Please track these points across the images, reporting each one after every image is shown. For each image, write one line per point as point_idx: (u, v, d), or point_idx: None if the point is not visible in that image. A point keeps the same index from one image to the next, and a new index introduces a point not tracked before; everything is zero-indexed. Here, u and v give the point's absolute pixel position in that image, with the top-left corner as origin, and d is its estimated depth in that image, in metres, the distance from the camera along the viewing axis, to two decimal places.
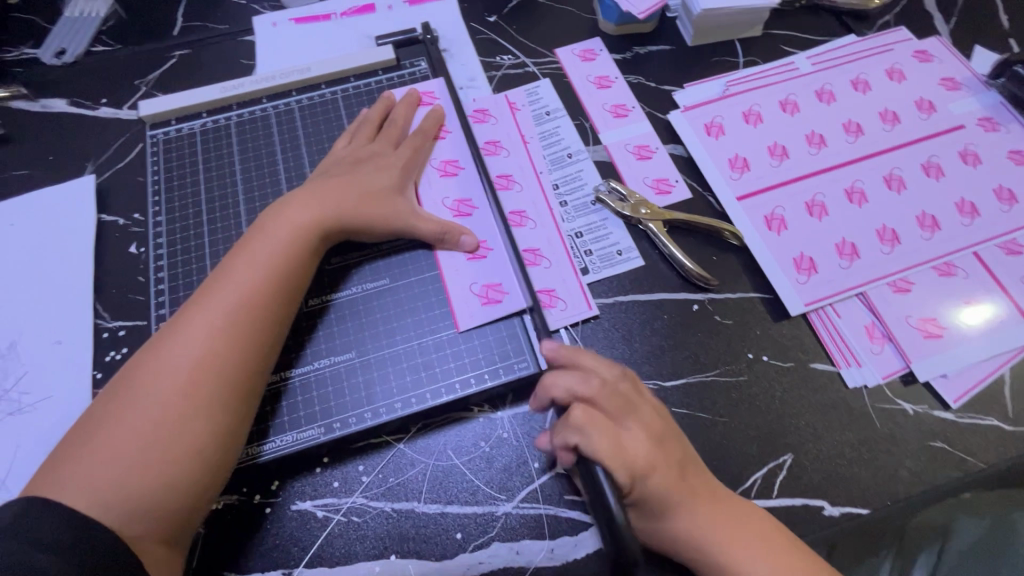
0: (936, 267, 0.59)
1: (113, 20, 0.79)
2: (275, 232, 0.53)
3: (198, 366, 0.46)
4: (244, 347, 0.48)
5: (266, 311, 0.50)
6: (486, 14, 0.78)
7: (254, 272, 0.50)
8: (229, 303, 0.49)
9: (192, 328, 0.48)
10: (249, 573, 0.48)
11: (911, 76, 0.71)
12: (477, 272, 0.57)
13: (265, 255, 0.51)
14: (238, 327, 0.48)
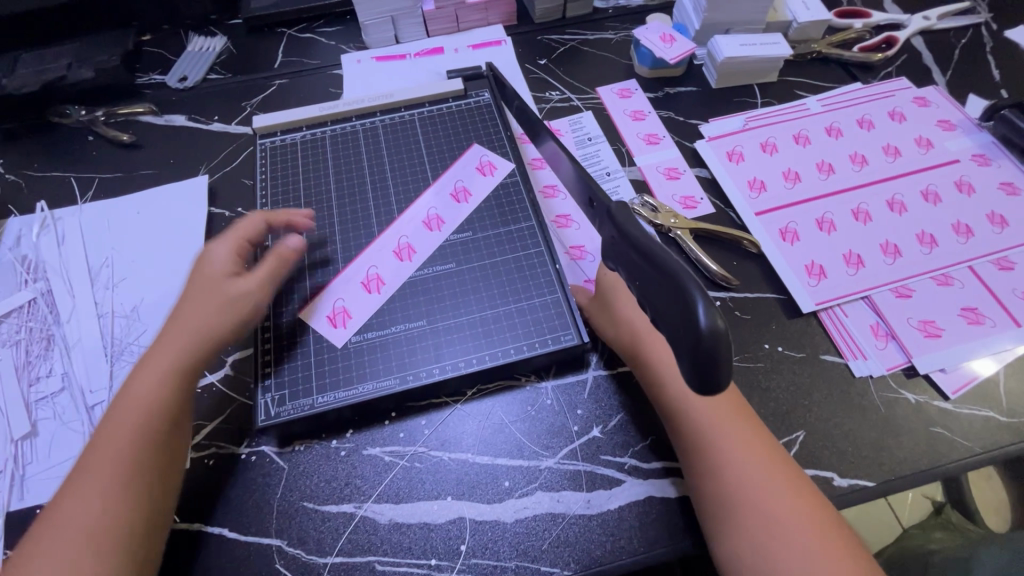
0: (935, 277, 0.67)
1: (225, 54, 0.94)
2: (156, 369, 0.54)
3: (93, 511, 0.48)
4: (141, 479, 0.50)
5: (154, 442, 0.51)
6: (538, 58, 0.92)
7: (137, 412, 0.52)
8: (118, 444, 0.50)
9: (84, 478, 0.49)
10: (323, 505, 0.56)
11: (911, 117, 0.81)
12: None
13: (145, 396, 0.53)
14: (130, 465, 0.50)
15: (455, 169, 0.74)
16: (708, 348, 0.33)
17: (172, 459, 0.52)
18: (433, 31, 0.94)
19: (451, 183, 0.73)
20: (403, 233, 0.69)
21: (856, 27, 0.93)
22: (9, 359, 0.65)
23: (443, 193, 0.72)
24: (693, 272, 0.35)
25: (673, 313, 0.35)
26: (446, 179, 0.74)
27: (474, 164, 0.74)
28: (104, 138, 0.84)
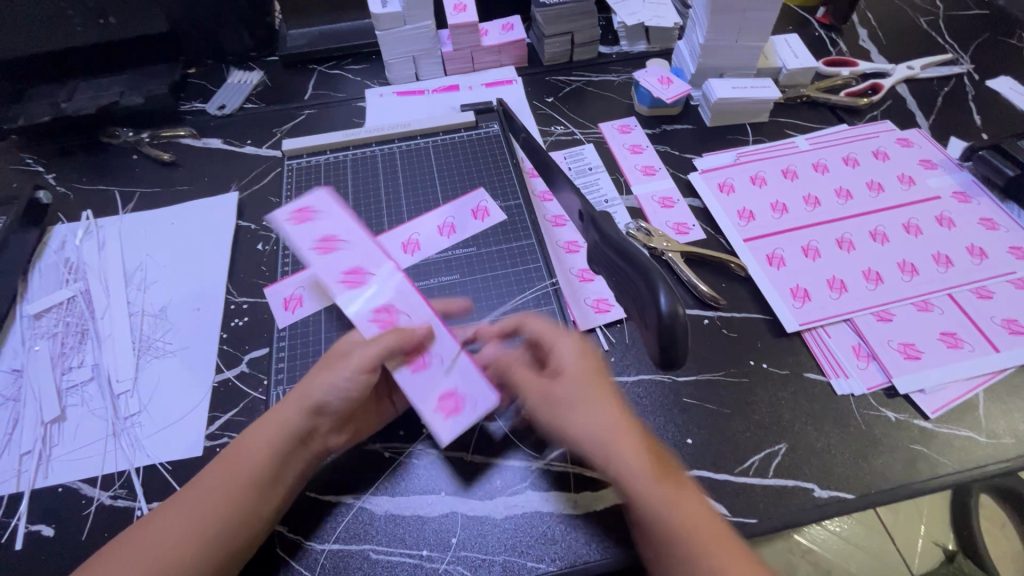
0: (915, 303, 0.70)
1: (261, 87, 1.03)
2: (272, 433, 0.55)
3: (177, 550, 0.49)
4: (219, 534, 0.50)
5: (251, 508, 0.52)
6: (545, 96, 1.00)
7: (246, 472, 0.53)
8: (217, 499, 0.52)
9: (180, 512, 0.51)
10: (324, 495, 0.59)
11: (894, 156, 0.86)
12: (411, 307, 0.62)
13: (255, 458, 0.54)
14: (221, 518, 0.51)
15: (304, 206, 0.67)
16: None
17: (259, 523, 0.52)
18: (450, 70, 1.03)
19: (312, 213, 0.67)
20: (379, 247, 0.75)
21: (843, 74, 1.00)
22: (46, 350, 0.70)
23: (318, 226, 0.66)
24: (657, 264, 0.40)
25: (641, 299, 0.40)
26: (303, 219, 0.67)
27: (314, 201, 0.68)
28: (147, 157, 0.92)
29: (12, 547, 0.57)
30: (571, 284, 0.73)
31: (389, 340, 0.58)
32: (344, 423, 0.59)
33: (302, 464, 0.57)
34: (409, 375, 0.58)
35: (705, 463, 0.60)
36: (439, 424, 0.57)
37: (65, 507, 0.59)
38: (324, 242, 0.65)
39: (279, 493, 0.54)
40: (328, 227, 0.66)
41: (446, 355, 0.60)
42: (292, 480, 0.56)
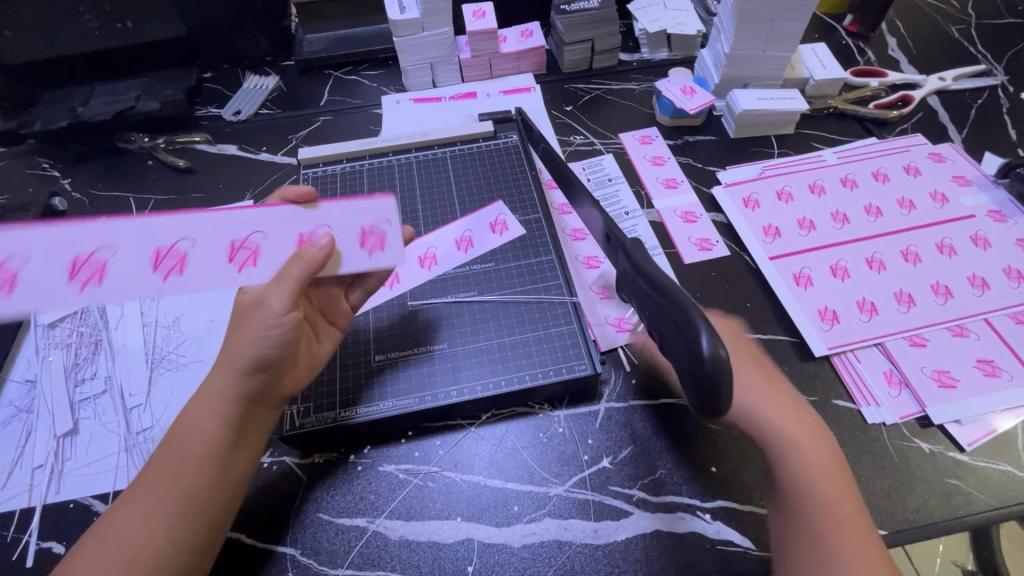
0: (949, 328, 0.67)
1: (277, 92, 1.02)
2: (212, 404, 0.52)
3: (138, 539, 0.47)
4: (188, 498, 0.49)
5: (210, 482, 0.50)
6: (564, 105, 0.98)
7: (195, 447, 0.51)
8: (170, 480, 0.49)
9: (136, 498, 0.49)
10: (338, 517, 0.57)
11: (926, 172, 0.83)
12: (280, 238, 0.57)
13: (202, 431, 0.51)
14: (184, 483, 0.49)
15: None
16: (710, 370, 0.37)
17: (227, 482, 0.52)
18: (467, 77, 1.01)
19: (73, 247, 0.55)
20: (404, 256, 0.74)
21: (872, 85, 0.97)
22: (59, 360, 0.70)
23: (70, 248, 0.55)
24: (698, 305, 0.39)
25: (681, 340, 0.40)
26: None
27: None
28: (163, 163, 0.91)
29: (24, 564, 0.56)
30: (592, 302, 0.71)
31: (287, 270, 0.52)
32: (284, 371, 0.56)
33: (253, 423, 0.55)
34: (352, 257, 0.58)
35: (730, 494, 0.58)
36: (385, 257, 0.59)
37: (76, 524, 0.58)
38: (152, 258, 0.56)
39: (236, 463, 0.53)
40: (19, 271, 0.53)
41: (364, 225, 0.59)
42: (246, 444, 0.54)
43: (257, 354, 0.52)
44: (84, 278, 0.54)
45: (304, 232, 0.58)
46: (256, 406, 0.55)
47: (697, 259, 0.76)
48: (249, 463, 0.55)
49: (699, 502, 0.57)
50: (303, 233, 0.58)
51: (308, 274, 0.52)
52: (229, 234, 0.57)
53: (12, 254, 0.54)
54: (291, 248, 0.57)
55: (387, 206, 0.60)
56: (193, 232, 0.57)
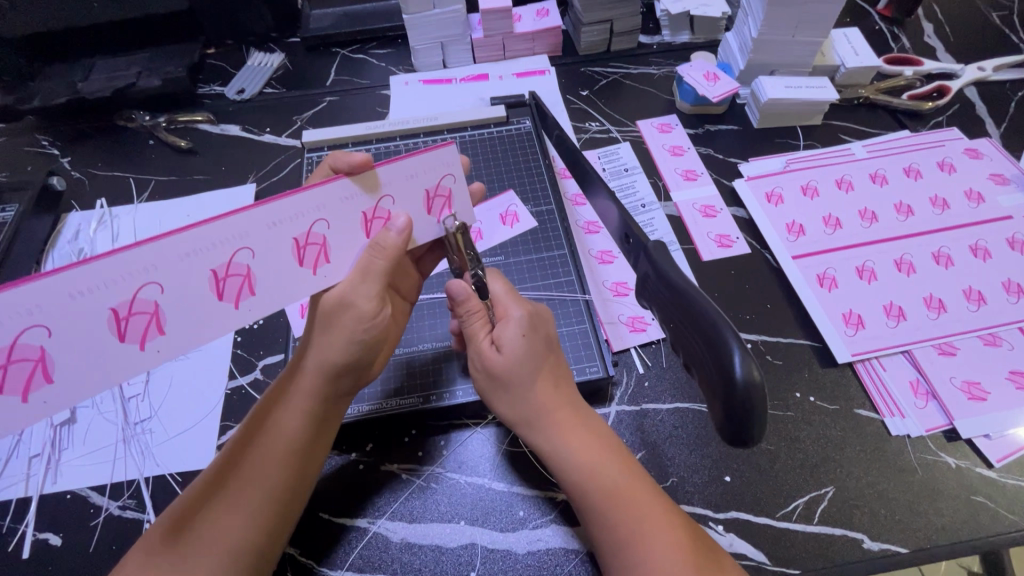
0: (981, 336, 0.64)
1: (281, 70, 0.99)
2: (299, 400, 0.52)
3: (218, 528, 0.46)
4: (283, 496, 0.49)
5: (291, 477, 0.50)
6: (580, 89, 0.94)
7: (282, 443, 0.50)
8: (254, 472, 0.49)
9: (218, 487, 0.48)
10: (339, 517, 0.56)
11: (961, 168, 0.79)
12: (343, 221, 0.47)
13: (288, 427, 0.51)
14: (281, 483, 0.49)
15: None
16: (741, 397, 0.37)
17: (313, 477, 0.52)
18: (480, 57, 0.97)
19: (99, 301, 0.39)
20: None
21: (907, 74, 0.92)
22: None
23: (96, 300, 0.39)
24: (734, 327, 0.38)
25: (712, 362, 0.39)
26: (21, 363, 0.39)
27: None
28: (164, 143, 0.88)
29: (19, 556, 0.55)
30: (604, 299, 0.68)
31: (373, 264, 0.48)
32: (367, 368, 0.55)
33: (333, 420, 0.54)
34: (421, 224, 0.50)
35: (744, 504, 0.56)
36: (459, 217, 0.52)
37: (73, 516, 0.57)
38: (210, 283, 0.43)
39: (314, 461, 0.52)
40: (42, 350, 0.39)
41: (430, 185, 0.49)
42: (325, 443, 0.53)
43: (336, 357, 0.51)
44: (136, 333, 0.41)
45: (367, 209, 0.47)
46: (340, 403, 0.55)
47: (716, 257, 0.73)
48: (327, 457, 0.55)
49: (712, 513, 0.55)
50: (367, 209, 0.48)
51: (393, 262, 0.48)
52: (288, 229, 0.44)
53: (23, 330, 0.38)
54: (363, 230, 0.48)
55: (446, 155, 0.48)
56: (249, 239, 0.43)
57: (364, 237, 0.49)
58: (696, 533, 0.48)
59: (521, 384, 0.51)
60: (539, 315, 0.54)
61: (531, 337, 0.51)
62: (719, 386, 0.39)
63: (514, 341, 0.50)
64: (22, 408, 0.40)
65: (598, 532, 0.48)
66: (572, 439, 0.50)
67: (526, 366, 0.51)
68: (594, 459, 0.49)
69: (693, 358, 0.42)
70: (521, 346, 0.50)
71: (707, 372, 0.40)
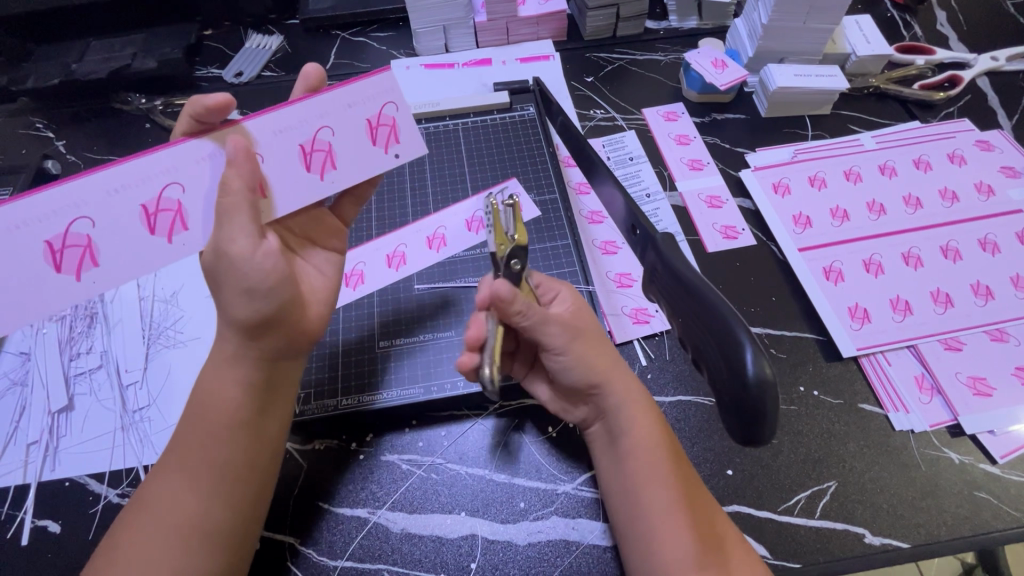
0: (988, 332, 0.64)
1: (280, 53, 0.96)
2: (231, 368, 0.50)
3: (178, 510, 0.46)
4: (220, 475, 0.47)
5: (243, 451, 0.49)
6: (585, 75, 0.92)
7: (218, 418, 0.48)
8: (200, 451, 0.48)
9: (169, 468, 0.48)
10: (339, 507, 0.56)
11: (972, 161, 0.78)
12: (282, 157, 0.51)
13: (225, 398, 0.49)
14: (218, 460, 0.48)
15: (47, 248, 0.46)
16: (753, 396, 0.37)
17: (255, 455, 0.50)
18: (483, 42, 0.95)
19: (130, 197, 0.47)
20: (440, 223, 0.72)
21: (918, 63, 0.90)
22: (54, 332, 0.67)
23: (127, 196, 0.47)
24: (747, 325, 0.38)
25: (725, 361, 0.39)
26: (73, 249, 0.47)
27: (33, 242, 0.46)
28: (161, 127, 0.87)
29: (18, 543, 0.55)
30: (608, 290, 0.68)
31: (226, 204, 0.46)
32: (290, 325, 0.51)
33: (280, 384, 0.53)
34: (359, 151, 0.54)
35: (747, 498, 0.55)
36: (404, 149, 0.56)
37: (72, 503, 0.57)
38: (142, 217, 0.48)
39: (266, 432, 0.51)
40: (2, 266, 0.45)
41: (369, 114, 0.53)
42: (273, 411, 0.52)
43: (243, 314, 0.48)
44: (164, 227, 0.48)
45: (304, 141, 0.51)
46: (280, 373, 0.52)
47: (721, 248, 0.72)
48: (275, 432, 0.52)
49: None
50: (304, 142, 0.51)
51: (244, 197, 0.47)
52: (291, 139, 0.51)
53: (73, 220, 0.46)
54: (301, 162, 0.52)
55: (382, 82, 0.53)
56: (264, 145, 0.50)
57: (306, 171, 0.52)
58: (717, 530, 0.48)
59: (605, 356, 0.53)
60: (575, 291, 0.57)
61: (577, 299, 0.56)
62: (730, 385, 0.39)
63: (579, 312, 0.55)
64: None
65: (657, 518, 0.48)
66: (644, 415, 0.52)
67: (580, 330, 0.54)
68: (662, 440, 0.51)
69: (702, 355, 0.42)
70: (588, 320, 0.55)
71: (719, 370, 0.40)
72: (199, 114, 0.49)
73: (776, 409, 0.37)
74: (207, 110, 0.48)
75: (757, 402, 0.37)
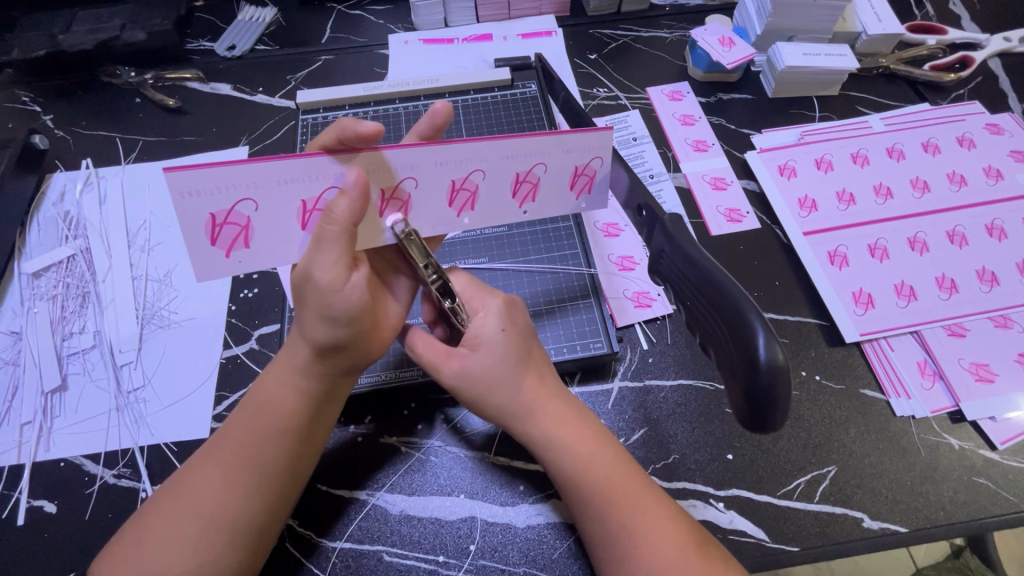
0: (992, 318, 0.63)
1: (273, 26, 0.93)
2: (292, 376, 0.49)
3: (209, 504, 0.46)
4: (258, 476, 0.47)
5: (287, 458, 0.48)
6: (589, 53, 0.89)
7: (274, 418, 0.49)
8: (243, 453, 0.47)
9: (209, 461, 0.48)
10: (338, 490, 0.55)
11: (981, 144, 0.76)
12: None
13: (281, 403, 0.49)
14: (261, 460, 0.47)
15: (301, 206, 0.46)
16: (766, 382, 0.36)
17: (299, 463, 0.49)
18: (483, 16, 0.92)
19: (204, 204, 0.44)
20: None
21: (929, 43, 0.88)
22: (45, 313, 0.66)
23: (374, 181, 0.46)
24: (759, 309, 0.38)
25: (735, 347, 0.38)
26: (231, 226, 0.46)
27: (291, 200, 0.46)
28: (152, 102, 0.84)
29: (14, 523, 0.55)
30: (609, 274, 0.67)
31: (324, 232, 0.43)
32: (363, 352, 0.50)
33: (338, 399, 0.52)
34: (498, 201, 0.51)
35: (746, 482, 0.55)
36: (593, 200, 0.54)
37: (68, 483, 0.57)
38: (378, 201, 0.47)
39: (312, 442, 0.51)
40: (249, 219, 0.46)
41: (580, 162, 0.50)
42: (324, 422, 0.51)
43: (319, 337, 0.46)
44: (227, 241, 0.46)
45: (456, 179, 0.48)
46: (342, 389, 0.52)
47: (725, 232, 0.71)
48: (323, 438, 0.52)
49: (712, 490, 0.55)
50: (457, 178, 0.48)
51: (346, 228, 0.43)
52: (377, 181, 0.46)
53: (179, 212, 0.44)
54: (447, 199, 0.49)
55: (546, 142, 0.48)
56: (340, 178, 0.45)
57: (381, 216, 0.48)
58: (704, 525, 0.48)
59: (499, 391, 0.49)
60: (515, 307, 0.52)
61: (510, 330, 0.49)
62: (740, 374, 0.38)
63: (491, 334, 0.49)
64: (224, 262, 0.47)
65: (592, 528, 0.47)
66: (563, 429, 0.49)
67: (506, 362, 0.49)
68: (588, 453, 0.48)
69: (714, 345, 0.41)
70: (498, 343, 0.49)
71: (730, 358, 0.39)
72: (344, 138, 0.45)
73: (789, 394, 0.36)
74: (357, 139, 0.45)
75: (774, 388, 0.36)
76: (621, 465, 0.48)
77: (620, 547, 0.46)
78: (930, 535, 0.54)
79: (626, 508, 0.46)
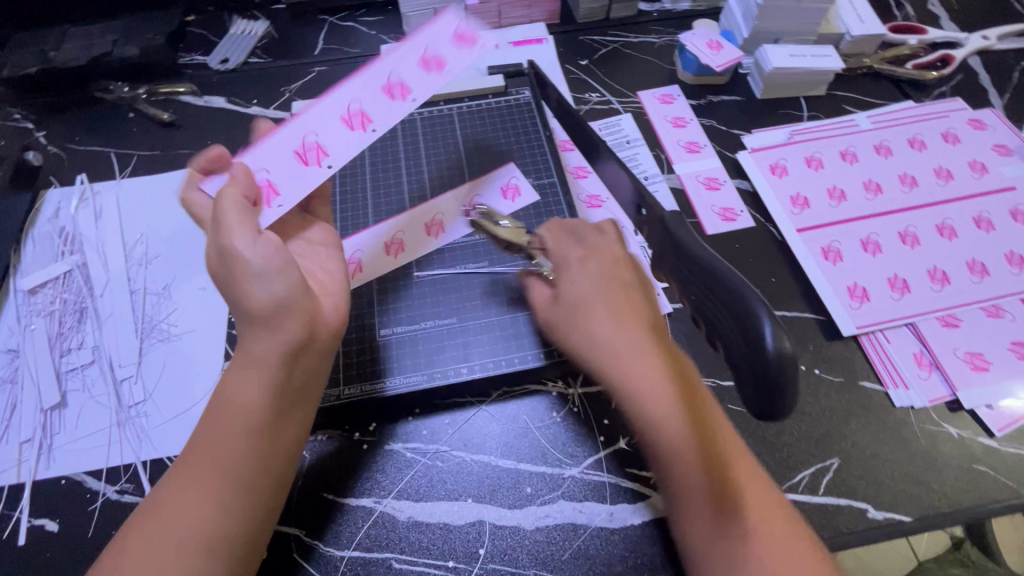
0: (984, 308, 0.64)
1: (266, 38, 0.94)
2: (255, 379, 0.48)
3: (190, 518, 0.46)
4: (235, 484, 0.47)
5: (264, 464, 0.48)
6: (579, 59, 0.90)
7: (242, 421, 0.48)
8: (217, 464, 0.47)
9: (185, 475, 0.47)
10: (344, 498, 0.55)
11: (966, 139, 0.78)
12: (280, 160, 0.54)
13: (247, 408, 0.48)
14: (239, 468, 0.47)
15: (299, 151, 0.55)
16: (774, 367, 0.37)
17: (276, 465, 0.49)
18: (474, 25, 0.93)
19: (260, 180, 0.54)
20: (439, 210, 0.71)
21: (911, 42, 0.90)
22: (43, 329, 0.66)
23: (331, 113, 0.55)
24: (761, 296, 0.39)
25: (740, 333, 0.39)
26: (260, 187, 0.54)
27: (287, 153, 0.55)
28: (147, 117, 0.84)
29: (16, 543, 0.54)
30: None
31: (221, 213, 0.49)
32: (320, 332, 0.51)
33: (305, 391, 0.52)
34: (389, 112, 0.56)
35: None
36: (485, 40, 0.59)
37: (70, 501, 0.56)
38: (342, 121, 0.55)
39: (287, 444, 0.50)
40: (269, 178, 0.54)
41: (453, 28, 0.58)
42: (293, 422, 0.51)
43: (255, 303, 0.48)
44: (263, 200, 0.54)
45: (342, 112, 0.55)
46: (308, 384, 0.52)
47: (720, 231, 0.72)
48: (297, 436, 0.52)
49: None
50: (383, 81, 0.56)
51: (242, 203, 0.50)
52: (333, 112, 0.55)
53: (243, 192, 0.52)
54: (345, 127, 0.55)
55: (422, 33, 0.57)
56: (309, 125, 0.55)
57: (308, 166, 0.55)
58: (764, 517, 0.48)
59: (593, 324, 0.51)
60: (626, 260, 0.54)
61: (604, 271, 0.53)
62: (749, 358, 0.39)
63: (582, 276, 0.53)
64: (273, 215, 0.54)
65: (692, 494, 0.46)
66: (664, 383, 0.49)
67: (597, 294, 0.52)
68: (692, 410, 0.48)
69: (721, 331, 0.42)
70: (590, 280, 0.52)
71: (736, 343, 0.40)
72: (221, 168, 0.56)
73: (796, 378, 0.37)
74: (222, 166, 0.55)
75: (786, 372, 0.37)
76: (720, 431, 0.49)
77: (723, 513, 0.45)
78: (935, 523, 0.54)
79: (726, 473, 0.47)
